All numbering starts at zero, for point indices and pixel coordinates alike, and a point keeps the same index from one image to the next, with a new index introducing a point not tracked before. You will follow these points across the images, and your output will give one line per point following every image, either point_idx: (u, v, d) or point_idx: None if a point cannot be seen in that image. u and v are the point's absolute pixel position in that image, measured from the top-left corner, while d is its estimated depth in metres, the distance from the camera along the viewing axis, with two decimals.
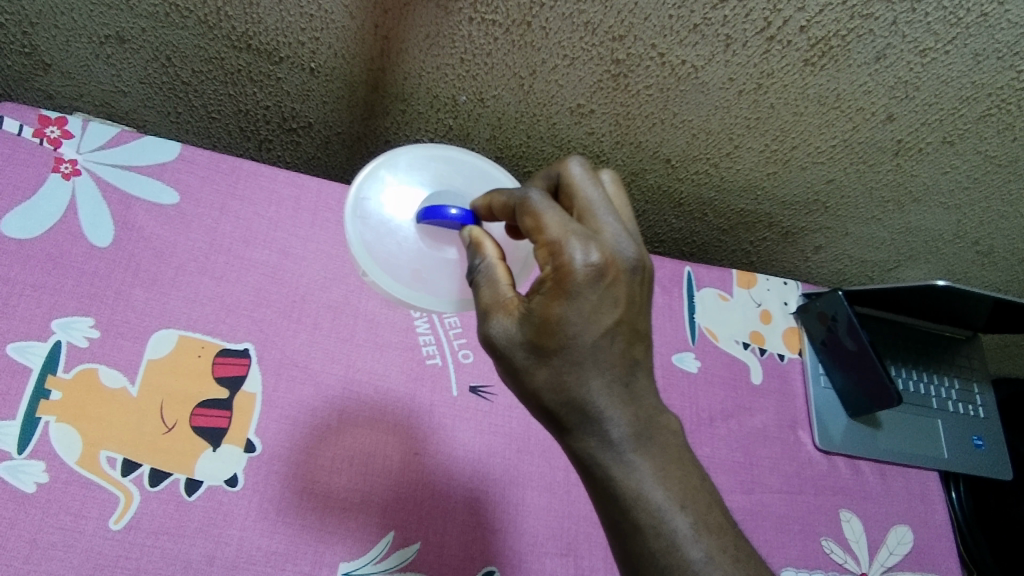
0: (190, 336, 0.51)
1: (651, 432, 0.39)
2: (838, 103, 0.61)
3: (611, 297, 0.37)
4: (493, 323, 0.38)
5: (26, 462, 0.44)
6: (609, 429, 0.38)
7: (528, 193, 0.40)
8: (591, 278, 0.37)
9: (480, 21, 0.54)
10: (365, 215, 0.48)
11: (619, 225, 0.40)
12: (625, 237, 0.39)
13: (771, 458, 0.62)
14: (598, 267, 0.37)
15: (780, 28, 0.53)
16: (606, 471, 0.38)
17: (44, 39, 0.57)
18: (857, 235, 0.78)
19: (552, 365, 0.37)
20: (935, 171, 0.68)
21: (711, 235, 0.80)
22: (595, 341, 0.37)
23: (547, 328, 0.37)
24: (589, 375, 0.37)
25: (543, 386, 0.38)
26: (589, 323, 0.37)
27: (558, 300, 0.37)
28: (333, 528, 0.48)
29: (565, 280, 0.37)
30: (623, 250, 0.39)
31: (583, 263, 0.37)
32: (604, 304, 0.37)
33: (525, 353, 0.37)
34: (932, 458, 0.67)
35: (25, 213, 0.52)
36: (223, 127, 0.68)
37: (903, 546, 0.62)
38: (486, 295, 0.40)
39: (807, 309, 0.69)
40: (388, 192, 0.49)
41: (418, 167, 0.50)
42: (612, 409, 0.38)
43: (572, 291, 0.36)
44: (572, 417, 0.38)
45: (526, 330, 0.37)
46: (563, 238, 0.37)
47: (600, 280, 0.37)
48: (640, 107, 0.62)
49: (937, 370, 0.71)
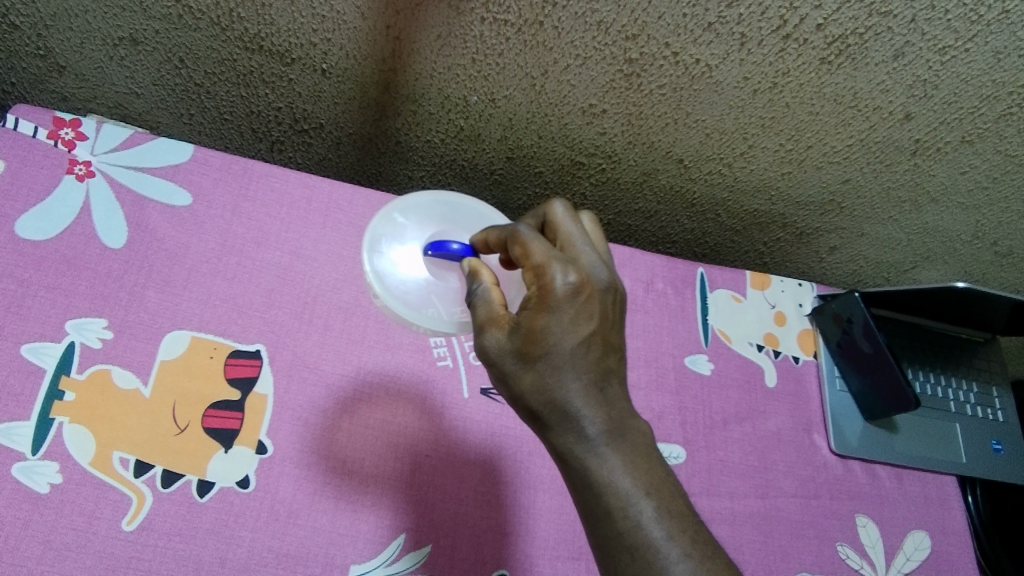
0: (203, 337, 0.51)
1: (625, 428, 0.39)
2: (855, 102, 0.60)
3: (590, 311, 0.39)
4: (485, 338, 0.40)
5: (40, 463, 0.44)
6: (584, 425, 0.38)
7: (516, 224, 0.43)
8: (570, 294, 0.38)
9: (492, 21, 0.54)
10: (379, 249, 0.48)
11: (595, 253, 0.42)
12: (601, 263, 0.41)
13: (785, 462, 0.62)
14: (576, 285, 0.39)
15: (796, 25, 0.53)
16: (578, 462, 0.38)
17: (58, 42, 0.57)
18: (872, 236, 0.77)
19: (536, 371, 0.38)
20: (953, 171, 0.67)
21: (724, 236, 0.79)
22: (575, 348, 0.38)
23: (531, 338, 0.38)
24: (571, 378, 0.38)
25: (528, 389, 0.38)
26: (570, 331, 0.38)
27: (540, 313, 0.38)
28: (345, 530, 0.48)
29: (546, 295, 0.38)
30: (597, 273, 0.41)
31: (563, 282, 0.38)
32: (583, 315, 0.39)
33: (513, 361, 0.38)
34: (950, 463, 0.66)
35: (40, 214, 0.52)
36: (235, 129, 0.68)
37: (921, 551, 0.61)
38: (481, 311, 0.41)
39: (822, 310, 0.69)
40: (401, 229, 0.50)
41: (429, 206, 0.51)
42: (589, 408, 0.38)
43: (553, 303, 0.38)
44: (553, 417, 0.38)
45: (514, 340, 0.38)
46: (546, 261, 0.39)
47: (579, 294, 0.39)
48: (653, 106, 0.62)
49: (956, 373, 0.70)
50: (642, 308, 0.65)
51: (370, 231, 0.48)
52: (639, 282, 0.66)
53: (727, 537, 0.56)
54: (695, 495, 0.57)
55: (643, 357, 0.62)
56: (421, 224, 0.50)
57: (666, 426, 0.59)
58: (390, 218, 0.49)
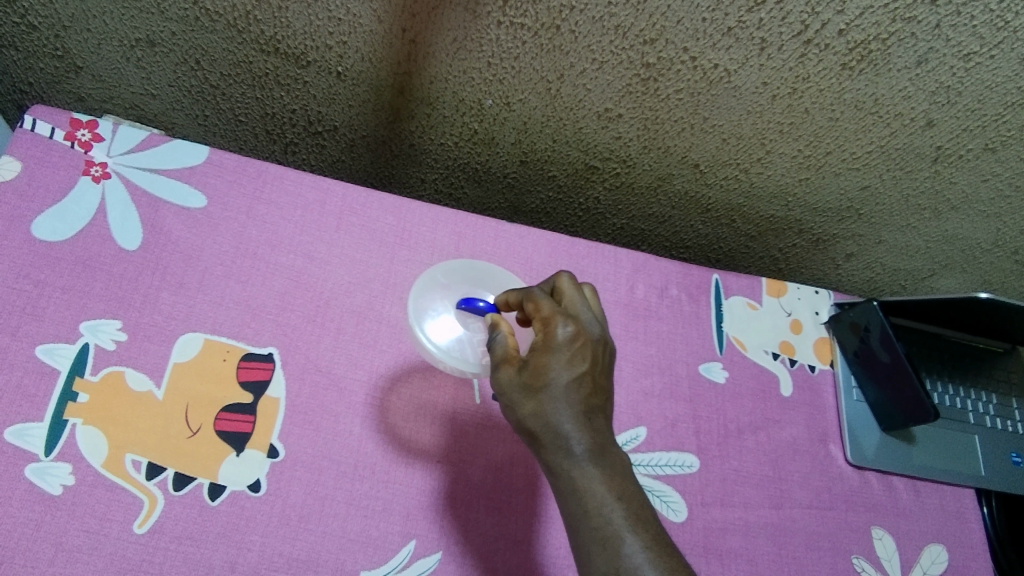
0: (216, 340, 0.51)
1: (607, 449, 0.43)
2: (875, 108, 0.59)
3: (587, 355, 0.44)
4: (497, 373, 0.44)
5: (53, 464, 0.44)
6: (572, 444, 0.42)
7: (528, 289, 0.49)
8: (570, 342, 0.44)
9: (509, 25, 0.54)
10: (428, 300, 0.50)
11: (595, 315, 0.48)
12: (596, 319, 0.47)
13: (800, 473, 0.61)
14: (575, 336, 0.44)
15: (817, 31, 0.52)
16: (564, 473, 0.42)
17: (76, 43, 0.58)
18: (890, 243, 0.76)
19: (538, 399, 0.42)
20: (975, 179, 0.66)
21: (739, 242, 0.78)
22: (573, 382, 0.43)
23: (535, 373, 0.43)
24: (568, 407, 0.42)
25: (529, 415, 0.42)
26: (569, 368, 0.43)
27: (543, 353, 0.43)
28: (355, 536, 0.48)
29: (549, 340, 0.44)
30: (595, 331, 0.46)
31: (564, 331, 0.44)
32: (580, 356, 0.44)
33: (519, 390, 0.42)
34: (968, 475, 0.64)
35: (56, 215, 0.52)
36: (249, 131, 0.68)
37: (938, 565, 0.60)
38: (497, 348, 0.45)
39: (838, 319, 0.68)
40: (453, 287, 0.51)
41: (478, 269, 0.53)
42: (578, 431, 0.42)
43: (554, 345, 0.43)
44: (547, 439, 0.42)
45: (522, 374, 0.43)
46: (552, 315, 0.45)
47: (577, 340, 0.44)
48: (670, 111, 0.61)
49: (975, 384, 0.68)
50: (656, 314, 0.64)
51: (422, 279, 0.50)
52: (654, 289, 0.66)
53: (740, 548, 0.55)
54: (708, 505, 0.56)
55: (657, 365, 0.62)
56: (469, 283, 0.52)
57: (680, 434, 0.59)
58: (444, 273, 0.52)
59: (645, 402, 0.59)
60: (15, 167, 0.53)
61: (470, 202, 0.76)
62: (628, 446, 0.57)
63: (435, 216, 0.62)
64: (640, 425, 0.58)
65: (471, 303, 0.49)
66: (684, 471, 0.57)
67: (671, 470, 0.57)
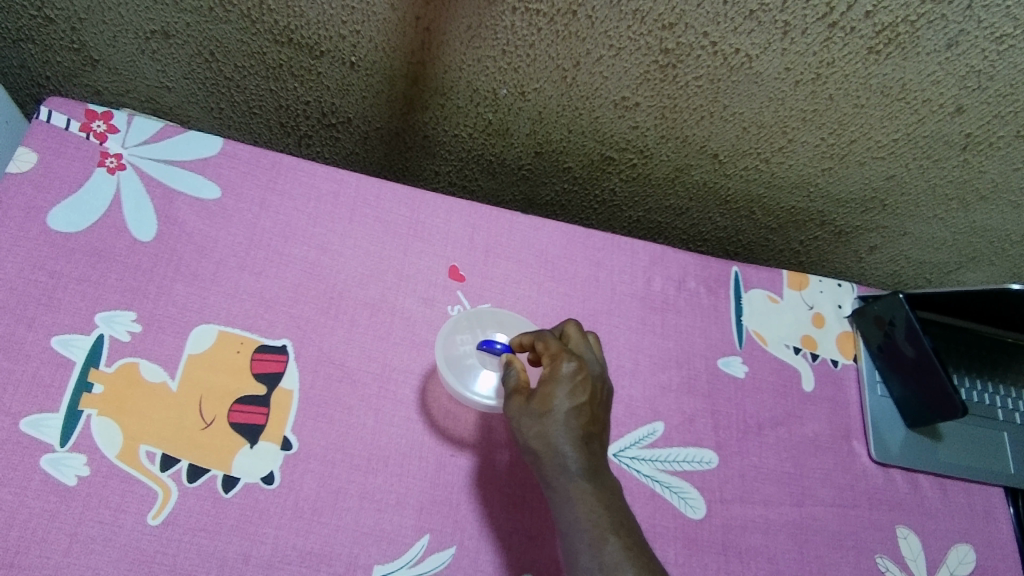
0: (229, 332, 0.51)
1: (600, 470, 0.45)
2: (903, 94, 0.57)
3: (588, 387, 0.46)
4: (507, 402, 0.47)
5: (69, 455, 0.44)
6: (569, 462, 0.44)
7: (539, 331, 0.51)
8: (573, 379, 0.46)
9: (524, 10, 0.53)
10: (455, 341, 0.52)
11: (597, 357, 0.50)
12: (597, 361, 0.49)
13: (822, 469, 0.59)
14: (578, 374, 0.46)
15: (843, 12, 0.50)
16: (559, 486, 0.44)
17: (91, 36, 0.58)
18: (916, 235, 0.74)
19: (541, 422, 0.45)
20: (1005, 168, 0.64)
21: (759, 234, 0.76)
22: (573, 411, 0.45)
23: (541, 400, 0.45)
24: (569, 431, 0.44)
25: (533, 436, 0.45)
26: (571, 397, 0.45)
27: (549, 383, 0.46)
28: (369, 529, 0.47)
29: (554, 371, 0.46)
30: (596, 371, 0.48)
31: (569, 369, 0.46)
32: (581, 388, 0.46)
33: (525, 415, 0.45)
34: (997, 474, 0.62)
35: (71, 207, 0.52)
36: (264, 123, 0.68)
37: (965, 566, 0.58)
38: (509, 380, 0.48)
39: (862, 313, 0.66)
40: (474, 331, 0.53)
41: (502, 316, 0.54)
42: (576, 452, 0.44)
43: (559, 376, 0.46)
44: (548, 459, 0.44)
45: (529, 402, 0.46)
46: (558, 352, 0.47)
47: (579, 373, 0.46)
48: (688, 99, 0.60)
49: (1004, 379, 0.66)
50: (674, 308, 0.63)
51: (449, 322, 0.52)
52: (671, 281, 0.64)
53: (760, 546, 0.54)
54: (727, 502, 0.55)
55: (675, 358, 0.60)
56: (497, 327, 0.53)
57: (698, 430, 0.58)
58: (473, 317, 0.53)
59: (662, 396, 0.58)
60: (31, 159, 0.53)
61: (484, 194, 0.75)
62: (644, 442, 0.55)
63: (449, 207, 0.61)
64: (657, 421, 0.57)
65: (490, 344, 0.51)
66: (702, 467, 0.56)
67: (689, 466, 0.56)
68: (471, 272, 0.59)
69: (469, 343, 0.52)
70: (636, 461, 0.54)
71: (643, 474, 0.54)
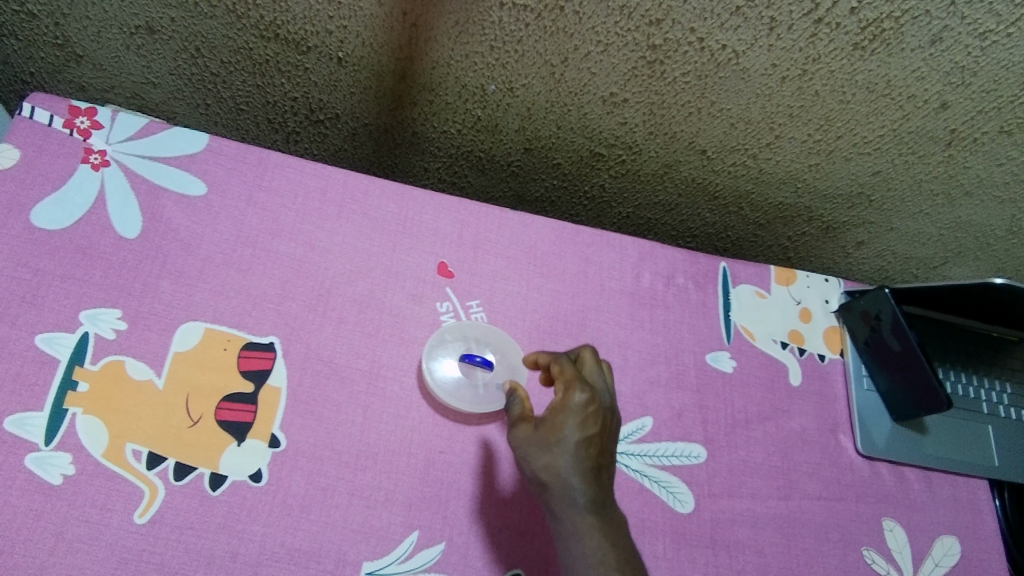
0: (216, 329, 0.51)
1: (607, 502, 0.45)
2: (888, 90, 0.58)
3: (599, 419, 0.47)
4: (515, 431, 0.47)
5: (54, 454, 0.44)
6: (577, 495, 0.44)
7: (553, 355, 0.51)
8: (585, 410, 0.46)
9: (511, 6, 0.53)
10: (436, 356, 0.54)
11: (609, 384, 0.50)
12: (609, 390, 0.49)
13: (810, 463, 0.60)
14: (590, 406, 0.47)
15: (829, 9, 0.51)
16: (566, 519, 0.44)
17: (76, 31, 0.57)
18: (902, 230, 0.74)
19: (550, 453, 0.45)
20: (989, 163, 0.64)
21: (747, 230, 0.77)
22: (583, 443, 0.45)
23: (549, 430, 0.46)
24: (577, 463, 0.45)
25: (540, 467, 0.45)
26: (581, 428, 0.46)
27: (558, 414, 0.46)
28: (358, 526, 0.47)
29: (566, 401, 0.47)
30: (607, 401, 0.49)
31: (581, 400, 0.46)
32: (592, 420, 0.46)
33: (533, 444, 0.46)
34: (981, 466, 0.63)
35: (55, 204, 0.52)
36: (251, 120, 0.67)
37: (951, 557, 0.59)
38: (515, 410, 0.49)
39: (849, 307, 0.67)
40: (453, 344, 0.55)
41: (476, 327, 0.56)
42: (584, 485, 0.44)
43: (570, 407, 0.46)
44: (556, 490, 0.45)
45: (537, 431, 0.46)
46: (571, 382, 0.48)
47: (590, 405, 0.47)
48: (676, 95, 0.60)
49: (988, 373, 0.67)
50: (662, 304, 0.63)
51: (431, 339, 0.54)
52: (660, 277, 0.65)
53: (748, 540, 0.54)
54: (715, 496, 0.55)
55: (663, 354, 0.61)
56: (473, 340, 0.55)
57: (686, 425, 0.58)
58: (452, 330, 0.55)
59: (651, 392, 0.58)
60: (14, 156, 0.52)
61: (474, 190, 0.74)
62: (633, 437, 0.56)
63: (438, 204, 0.61)
64: (646, 416, 0.57)
65: (471, 358, 0.53)
66: (692, 462, 0.56)
67: (678, 461, 0.56)
68: (460, 269, 0.59)
69: (449, 356, 0.54)
70: (625, 456, 0.55)
71: (632, 469, 0.54)
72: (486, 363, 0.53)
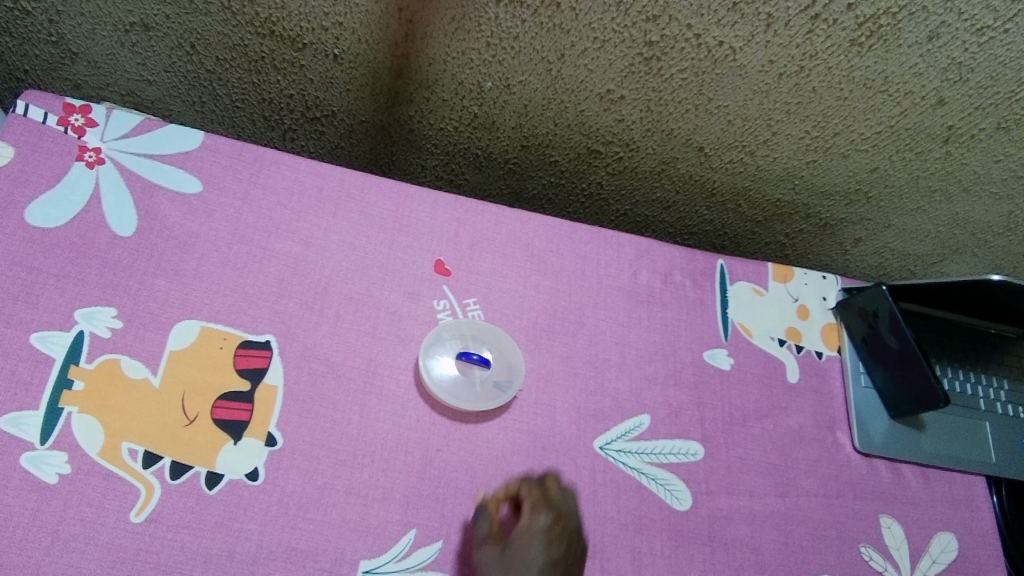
0: (212, 327, 0.50)
1: None
2: (886, 86, 0.58)
3: (565, 541, 0.46)
4: (479, 551, 0.46)
5: (49, 453, 0.44)
6: None
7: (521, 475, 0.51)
8: (551, 534, 0.45)
9: (508, 2, 0.52)
10: (433, 354, 0.54)
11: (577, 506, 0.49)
12: (577, 511, 0.49)
13: (808, 460, 0.60)
14: (557, 529, 0.46)
15: (826, 4, 0.51)
16: None
17: (70, 28, 0.57)
18: (899, 227, 0.74)
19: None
20: (987, 159, 0.64)
21: (745, 227, 0.77)
22: (547, 567, 0.44)
23: (514, 553, 0.45)
24: None
25: None
26: (546, 552, 0.45)
27: (523, 537, 0.46)
28: (355, 524, 0.47)
29: (531, 523, 0.46)
30: (575, 521, 0.48)
31: (547, 523, 0.46)
32: (558, 542, 0.45)
33: (497, 567, 0.45)
34: (979, 462, 0.63)
35: (49, 202, 0.51)
36: (247, 117, 0.67)
37: (948, 554, 0.59)
38: (480, 527, 0.48)
39: (846, 304, 0.67)
40: (450, 342, 0.55)
41: (473, 324, 0.56)
42: None
43: (536, 529, 0.46)
44: None
45: (502, 553, 0.46)
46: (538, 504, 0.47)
47: (557, 527, 0.46)
48: (673, 92, 0.60)
49: (986, 369, 0.67)
50: (660, 301, 0.63)
51: (428, 337, 0.54)
52: (657, 274, 0.64)
53: (745, 537, 0.54)
54: (713, 493, 0.55)
55: (661, 351, 0.61)
56: (470, 337, 0.56)
57: (684, 422, 0.58)
58: (449, 327, 0.55)
59: (649, 389, 0.58)
60: (8, 153, 0.52)
61: (471, 188, 0.74)
62: (630, 435, 0.56)
63: (435, 202, 0.61)
64: (643, 413, 0.57)
65: (468, 356, 0.54)
66: (689, 459, 0.56)
67: (676, 458, 0.56)
68: (457, 266, 0.59)
69: (445, 354, 0.54)
70: (622, 453, 0.55)
71: (630, 467, 0.54)
72: (482, 362, 0.54)
